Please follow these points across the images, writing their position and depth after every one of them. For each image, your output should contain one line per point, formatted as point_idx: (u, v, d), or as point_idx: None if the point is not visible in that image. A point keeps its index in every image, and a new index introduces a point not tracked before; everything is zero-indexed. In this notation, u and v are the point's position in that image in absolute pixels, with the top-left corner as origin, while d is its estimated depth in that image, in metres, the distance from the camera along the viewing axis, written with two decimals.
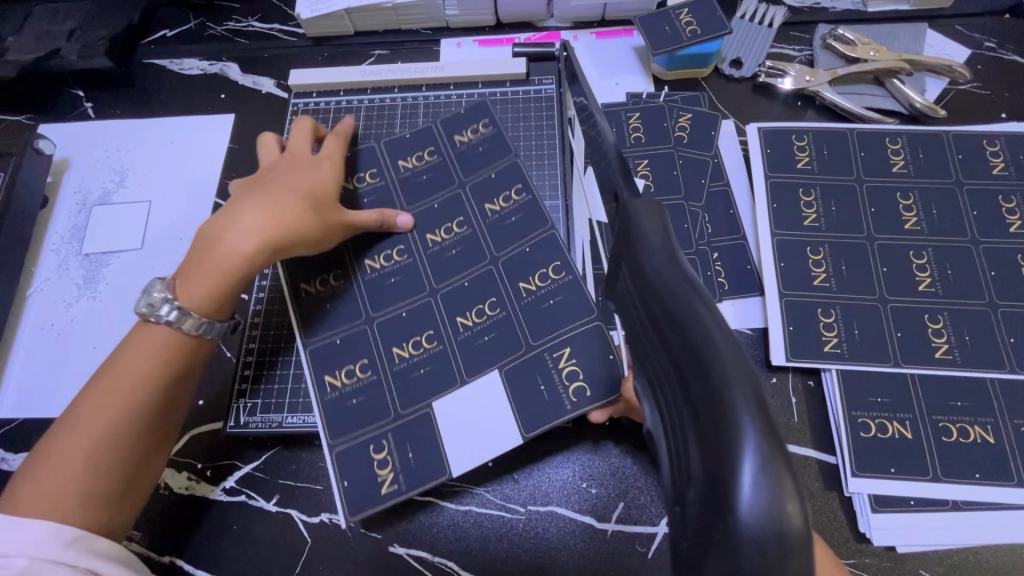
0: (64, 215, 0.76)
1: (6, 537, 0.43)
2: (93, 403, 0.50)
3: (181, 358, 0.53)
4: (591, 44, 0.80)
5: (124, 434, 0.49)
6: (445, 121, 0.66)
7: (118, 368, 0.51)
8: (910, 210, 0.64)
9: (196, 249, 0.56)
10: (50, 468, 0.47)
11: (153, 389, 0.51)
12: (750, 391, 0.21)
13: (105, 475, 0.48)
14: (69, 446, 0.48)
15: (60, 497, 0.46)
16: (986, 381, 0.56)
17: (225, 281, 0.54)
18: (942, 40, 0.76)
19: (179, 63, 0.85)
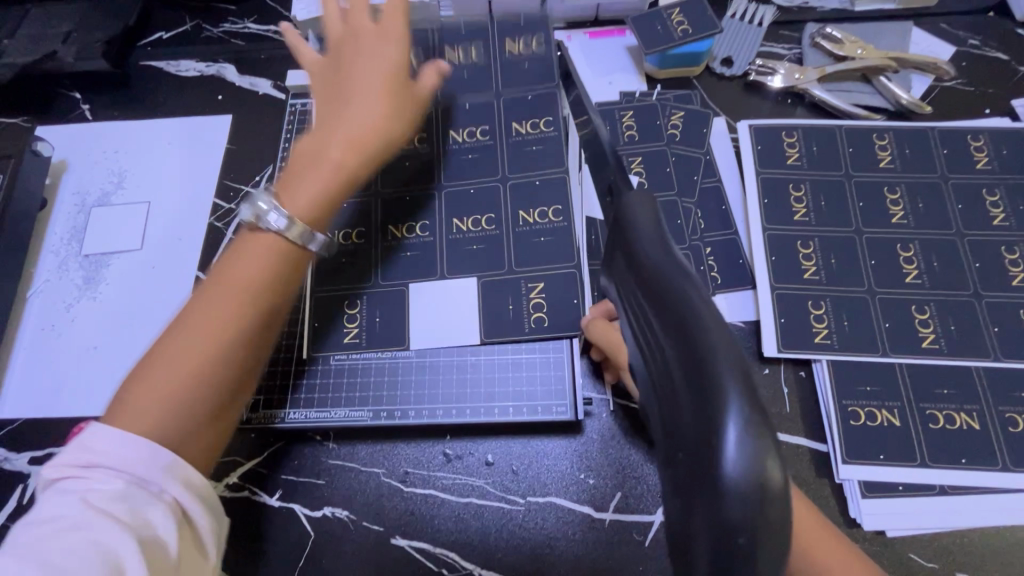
0: (63, 217, 0.77)
1: (107, 455, 0.42)
2: (190, 321, 0.48)
3: (275, 279, 0.51)
4: (584, 44, 0.81)
5: (218, 357, 0.47)
6: (502, 26, 0.71)
7: (216, 283, 0.50)
8: (897, 204, 0.66)
9: (293, 163, 0.56)
10: (148, 383, 0.45)
11: (249, 312, 0.49)
12: (735, 366, 0.23)
13: (199, 390, 0.46)
14: (168, 364, 0.46)
15: (162, 414, 0.45)
16: (971, 369, 0.58)
17: (327, 186, 0.54)
18: (927, 39, 0.78)
19: (176, 65, 0.85)
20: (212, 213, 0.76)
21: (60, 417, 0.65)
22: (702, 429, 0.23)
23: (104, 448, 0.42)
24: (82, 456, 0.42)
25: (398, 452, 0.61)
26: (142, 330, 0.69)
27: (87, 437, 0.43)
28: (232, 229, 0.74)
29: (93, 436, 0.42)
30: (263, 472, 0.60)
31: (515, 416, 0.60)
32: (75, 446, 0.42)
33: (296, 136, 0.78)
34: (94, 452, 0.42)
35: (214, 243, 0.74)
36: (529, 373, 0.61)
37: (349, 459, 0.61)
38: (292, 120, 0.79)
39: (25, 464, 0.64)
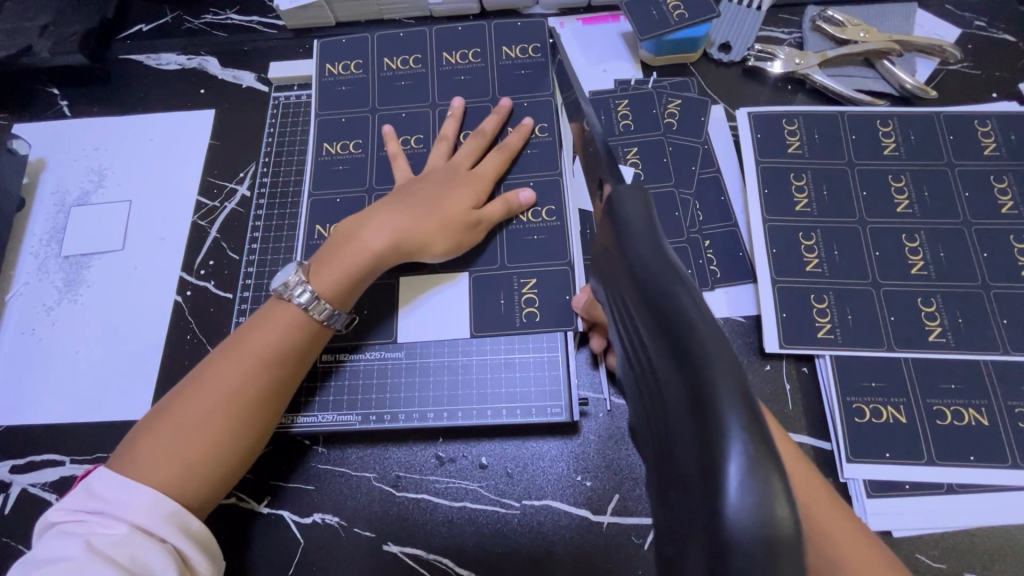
0: (41, 217, 0.74)
1: (116, 498, 0.46)
2: (206, 382, 0.51)
3: (288, 352, 0.53)
4: (577, 31, 0.79)
5: (231, 418, 0.50)
6: (500, 29, 0.72)
7: (235, 348, 0.53)
8: (902, 192, 0.63)
9: (336, 239, 0.58)
10: (158, 437, 0.48)
11: (263, 374, 0.52)
12: (736, 385, 0.20)
13: (215, 447, 0.49)
14: (182, 418, 0.49)
15: (167, 471, 0.47)
16: (979, 363, 0.56)
17: (355, 274, 0.56)
18: (932, 20, 0.75)
19: (156, 58, 0.83)
20: (195, 211, 0.73)
21: (41, 424, 0.64)
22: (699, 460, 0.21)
23: (110, 495, 0.46)
24: (90, 501, 0.46)
25: (389, 456, 0.59)
26: (124, 333, 0.67)
27: (95, 484, 0.47)
28: (216, 227, 0.72)
29: (100, 483, 0.47)
30: (249, 478, 0.58)
31: (509, 417, 0.58)
32: (84, 491, 0.47)
33: (280, 130, 0.76)
34: (101, 499, 0.46)
35: (197, 242, 0.71)
36: (523, 373, 0.59)
37: (339, 463, 0.59)
38: (276, 114, 0.77)
39: (5, 472, 0.62)
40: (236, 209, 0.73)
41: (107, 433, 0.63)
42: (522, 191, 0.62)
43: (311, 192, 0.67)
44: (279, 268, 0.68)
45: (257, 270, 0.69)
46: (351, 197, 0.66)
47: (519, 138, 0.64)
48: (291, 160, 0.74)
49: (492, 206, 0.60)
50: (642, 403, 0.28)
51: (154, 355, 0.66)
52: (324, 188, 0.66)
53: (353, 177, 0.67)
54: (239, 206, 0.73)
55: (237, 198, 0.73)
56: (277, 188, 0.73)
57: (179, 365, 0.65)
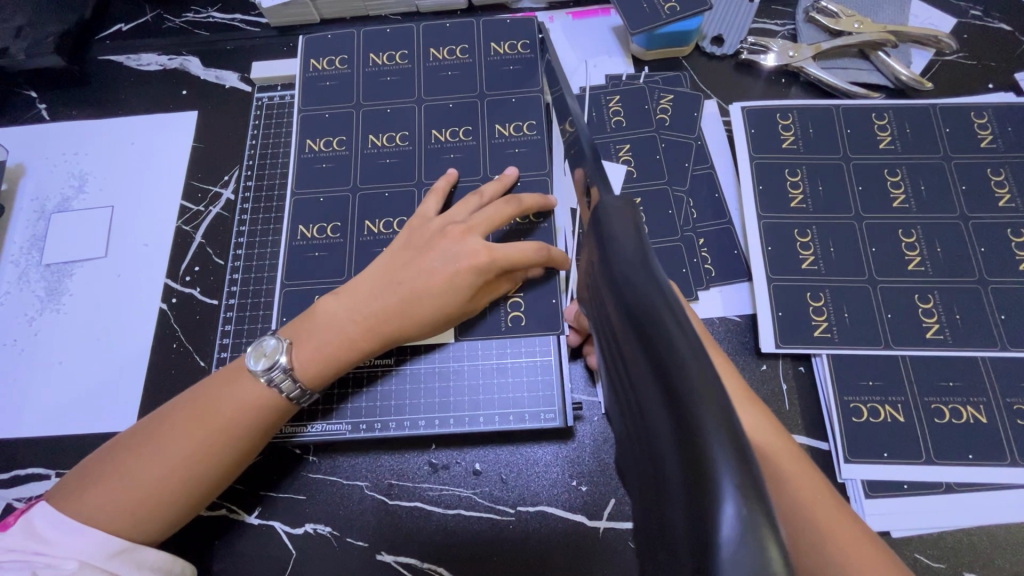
0: (22, 224, 0.73)
1: (57, 538, 0.46)
2: (164, 435, 0.50)
3: (253, 423, 0.51)
4: (567, 25, 0.77)
5: (183, 465, 0.49)
6: (488, 26, 0.71)
7: (202, 405, 0.51)
8: (898, 187, 0.62)
9: (314, 315, 0.55)
10: (111, 477, 0.48)
11: (223, 425, 0.50)
12: (727, 425, 0.19)
13: (163, 491, 0.49)
14: (137, 460, 0.49)
15: (112, 511, 0.47)
16: (977, 360, 0.56)
17: (330, 363, 0.53)
18: (926, 10, 0.74)
19: (136, 58, 0.80)
20: (179, 215, 0.72)
21: (25, 437, 0.62)
22: (692, 515, 0.19)
23: (52, 536, 0.46)
24: (30, 539, 0.46)
25: (381, 463, 0.58)
26: (108, 344, 0.66)
27: (34, 523, 0.47)
28: (201, 232, 0.70)
29: (39, 520, 0.47)
30: (239, 489, 0.57)
31: (502, 423, 0.57)
32: (22, 529, 0.47)
33: (264, 131, 0.74)
34: (41, 540, 0.46)
35: (182, 248, 0.70)
36: (514, 378, 0.59)
37: (331, 472, 0.58)
38: (260, 114, 0.75)
39: None
40: (221, 214, 0.71)
41: (93, 446, 0.61)
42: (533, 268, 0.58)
43: (295, 193, 0.65)
44: (265, 273, 0.67)
45: (243, 275, 0.67)
46: (334, 197, 0.65)
47: (536, 200, 0.59)
48: (276, 162, 0.73)
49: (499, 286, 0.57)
50: (633, 438, 0.27)
51: (138, 365, 0.64)
52: (308, 190, 0.65)
53: (338, 177, 0.65)
54: (224, 210, 0.71)
55: (222, 202, 0.72)
56: (262, 192, 0.71)
57: (165, 374, 0.64)
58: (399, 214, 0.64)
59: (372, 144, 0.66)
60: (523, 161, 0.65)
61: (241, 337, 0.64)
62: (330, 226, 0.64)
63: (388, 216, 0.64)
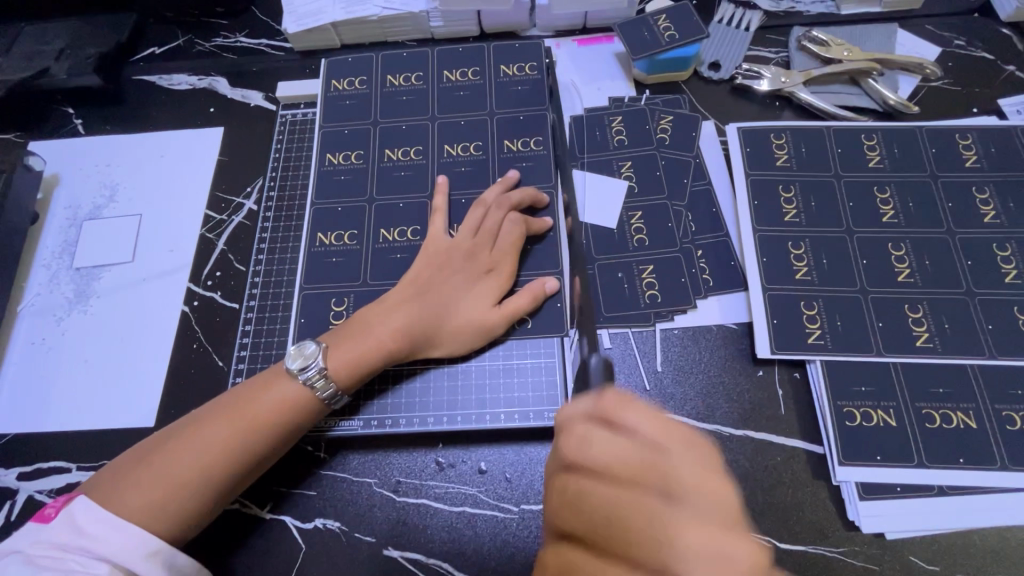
0: (55, 231, 0.77)
1: (96, 536, 0.48)
2: (205, 430, 0.53)
3: (284, 427, 0.54)
4: (573, 51, 0.82)
5: (219, 468, 0.52)
6: (499, 51, 0.76)
7: (237, 410, 0.54)
8: (887, 203, 0.66)
9: (349, 323, 0.59)
10: (150, 475, 0.51)
11: (258, 431, 0.53)
12: None
13: (199, 493, 0.51)
14: (175, 462, 0.51)
15: (153, 505, 0.50)
16: (966, 368, 0.58)
17: (363, 364, 0.57)
18: (912, 39, 0.78)
19: (168, 78, 0.86)
20: (203, 224, 0.75)
21: (48, 432, 0.65)
22: None
23: (95, 532, 0.48)
24: (71, 534, 0.48)
25: (390, 461, 0.60)
26: (132, 344, 0.69)
27: (77, 518, 0.49)
28: (223, 239, 0.74)
29: (82, 516, 0.49)
30: (254, 484, 0.59)
31: (508, 423, 0.59)
32: (65, 523, 0.48)
33: (286, 147, 0.78)
34: (81, 534, 0.48)
35: (205, 254, 0.74)
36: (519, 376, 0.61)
37: (342, 469, 0.60)
38: (283, 131, 0.80)
39: (13, 479, 0.63)
40: (244, 222, 0.75)
41: (113, 441, 0.64)
42: (546, 279, 0.63)
43: (315, 203, 0.69)
44: (283, 278, 0.70)
45: (264, 279, 0.70)
46: (352, 207, 0.68)
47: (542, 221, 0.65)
48: (297, 175, 0.77)
49: (519, 299, 0.61)
50: None
51: (161, 366, 0.67)
52: (328, 200, 0.69)
53: (355, 188, 0.69)
54: (246, 218, 0.75)
55: (244, 211, 0.76)
56: (283, 202, 0.75)
57: (185, 373, 0.67)
58: (413, 223, 0.67)
59: (388, 158, 0.71)
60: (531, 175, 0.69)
61: (260, 338, 0.67)
62: (347, 235, 0.67)
63: (403, 226, 0.67)
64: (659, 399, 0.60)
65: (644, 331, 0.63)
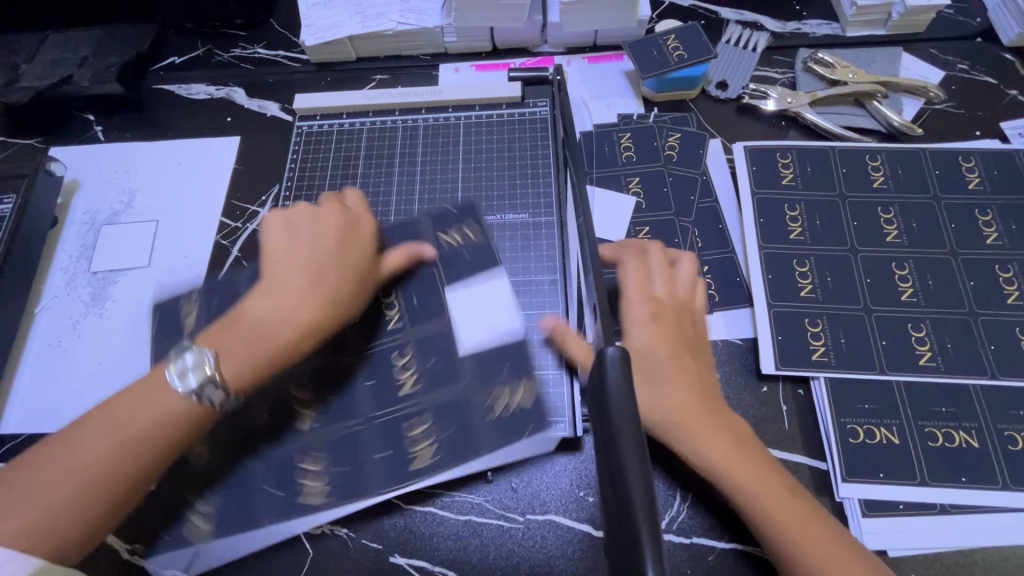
0: (73, 235, 0.78)
1: None
2: (90, 438, 0.48)
3: (170, 431, 0.49)
4: (583, 68, 0.84)
5: (101, 481, 0.47)
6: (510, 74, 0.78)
7: (117, 417, 0.49)
8: (891, 223, 0.67)
9: (220, 327, 0.55)
10: (13, 499, 0.45)
11: (141, 437, 0.48)
12: (638, 464, 0.32)
13: (77, 513, 0.46)
14: (46, 480, 0.46)
15: (20, 529, 0.44)
16: (968, 388, 0.58)
17: (263, 361, 0.53)
18: (917, 62, 0.80)
19: (187, 88, 0.88)
20: (218, 231, 0.77)
21: None
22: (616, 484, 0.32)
23: None
24: None
25: None
26: (146, 348, 0.70)
27: None
28: (238, 246, 0.76)
29: None
30: None
31: None
32: None
33: (302, 155, 0.79)
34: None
35: (219, 261, 0.75)
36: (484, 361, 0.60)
37: None
38: (299, 144, 0.80)
39: None
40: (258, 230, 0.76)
41: None
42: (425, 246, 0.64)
43: None
44: None
45: None
46: None
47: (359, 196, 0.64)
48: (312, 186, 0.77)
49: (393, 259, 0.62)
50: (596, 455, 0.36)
51: None
52: None
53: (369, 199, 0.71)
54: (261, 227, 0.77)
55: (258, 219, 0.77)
56: None
57: None
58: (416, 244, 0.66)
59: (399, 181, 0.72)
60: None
61: None
62: None
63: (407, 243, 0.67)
64: None
65: None
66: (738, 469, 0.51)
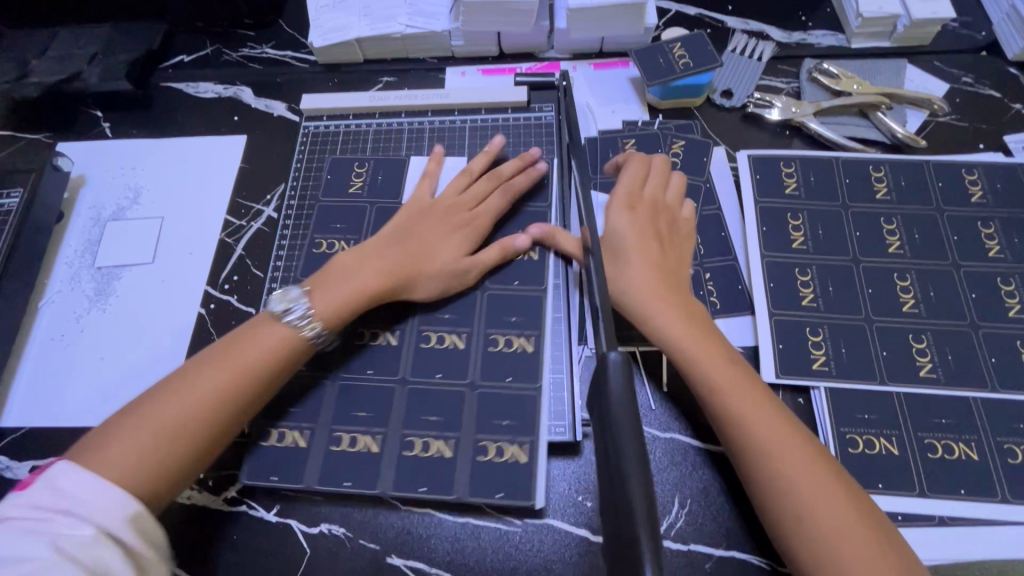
0: (78, 230, 0.79)
1: (80, 496, 0.46)
2: (194, 375, 0.54)
3: (268, 369, 0.56)
4: (589, 74, 0.84)
5: (209, 413, 0.53)
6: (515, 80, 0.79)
7: (223, 355, 0.56)
8: (894, 234, 0.67)
9: (328, 272, 0.63)
10: (134, 426, 0.51)
11: (244, 375, 0.55)
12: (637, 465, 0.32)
13: (184, 445, 0.52)
14: (160, 412, 0.52)
15: (141, 453, 0.50)
16: (968, 400, 0.58)
17: (355, 301, 0.60)
18: (921, 75, 0.80)
19: (195, 86, 0.89)
20: (223, 229, 0.77)
21: (61, 428, 0.66)
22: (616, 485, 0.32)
23: (74, 493, 0.46)
24: (50, 495, 0.46)
25: None
26: (148, 344, 0.70)
27: (56, 481, 0.47)
28: (242, 245, 0.76)
29: (61, 479, 0.47)
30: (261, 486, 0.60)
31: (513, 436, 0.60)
32: (42, 488, 0.46)
33: (308, 155, 0.79)
34: (65, 496, 0.46)
35: (223, 259, 0.75)
36: (501, 303, 0.65)
37: None
38: (306, 142, 0.80)
39: (26, 472, 0.64)
40: (262, 229, 0.77)
41: None
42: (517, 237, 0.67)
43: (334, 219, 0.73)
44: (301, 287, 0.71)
45: (280, 283, 0.71)
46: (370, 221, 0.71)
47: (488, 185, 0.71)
48: (317, 186, 0.77)
49: (490, 252, 0.66)
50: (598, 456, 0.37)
51: (175, 365, 0.69)
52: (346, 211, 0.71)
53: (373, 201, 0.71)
54: (265, 225, 0.77)
55: (263, 218, 0.78)
56: (303, 211, 0.76)
57: None
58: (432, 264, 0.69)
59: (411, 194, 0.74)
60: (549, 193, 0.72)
61: None
62: None
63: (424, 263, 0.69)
64: (665, 418, 0.61)
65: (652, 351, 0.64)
66: (738, 397, 0.53)
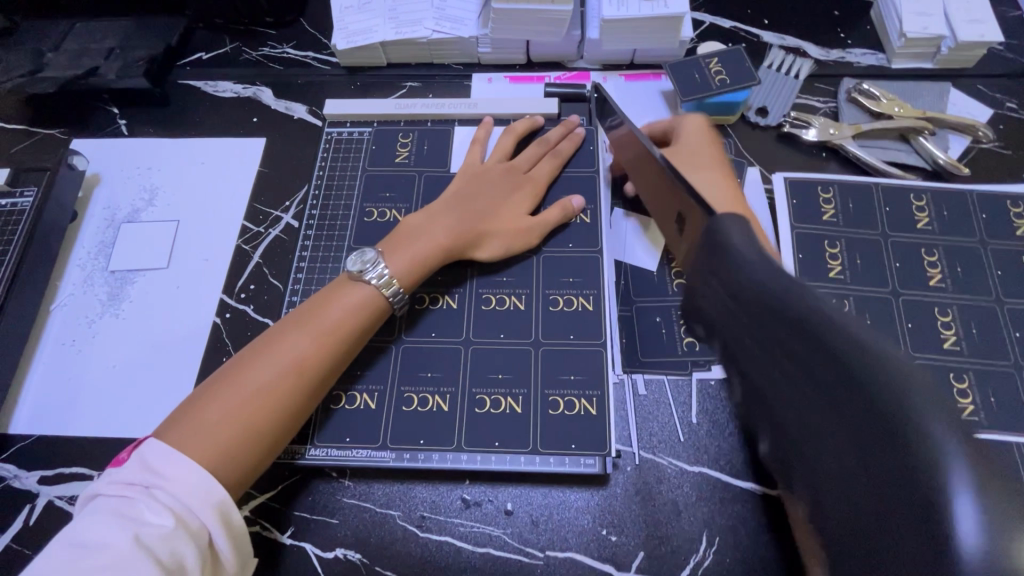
0: (92, 230, 0.77)
1: (168, 477, 0.47)
2: (282, 338, 0.56)
3: (349, 333, 0.58)
4: (619, 86, 0.82)
5: (298, 375, 0.54)
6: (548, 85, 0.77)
7: (304, 320, 0.57)
8: (935, 266, 0.65)
9: (398, 233, 0.65)
10: (227, 391, 0.52)
11: (327, 338, 0.57)
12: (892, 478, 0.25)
13: (274, 411, 0.53)
14: (250, 376, 0.53)
15: (237, 416, 0.51)
16: (1011, 445, 0.56)
17: (424, 263, 0.63)
18: (964, 98, 0.77)
19: (214, 85, 0.87)
20: (240, 234, 0.75)
21: (70, 437, 0.64)
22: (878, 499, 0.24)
23: (170, 472, 0.47)
24: (143, 474, 0.47)
25: (415, 495, 0.59)
26: (161, 351, 0.69)
27: (148, 460, 0.48)
28: (259, 252, 0.74)
29: (153, 457, 0.48)
30: (275, 507, 0.59)
31: (538, 465, 0.58)
32: (137, 464, 0.48)
33: (330, 160, 0.77)
34: (156, 474, 0.47)
35: (240, 266, 0.73)
36: (557, 266, 0.67)
37: (365, 499, 0.59)
38: (328, 149, 0.78)
39: (34, 483, 0.62)
40: (280, 236, 0.75)
41: None
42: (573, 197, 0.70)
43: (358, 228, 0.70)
44: None
45: (300, 293, 0.69)
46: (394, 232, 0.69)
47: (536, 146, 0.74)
48: (339, 193, 0.75)
49: (549, 212, 0.68)
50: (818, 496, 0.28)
51: (188, 375, 0.67)
52: None
53: None
54: (284, 232, 0.75)
55: (281, 225, 0.76)
56: (324, 218, 0.74)
57: None
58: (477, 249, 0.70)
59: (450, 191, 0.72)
60: (586, 191, 0.72)
61: None
62: None
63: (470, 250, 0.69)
64: (693, 452, 0.59)
65: (681, 379, 0.62)
66: None
